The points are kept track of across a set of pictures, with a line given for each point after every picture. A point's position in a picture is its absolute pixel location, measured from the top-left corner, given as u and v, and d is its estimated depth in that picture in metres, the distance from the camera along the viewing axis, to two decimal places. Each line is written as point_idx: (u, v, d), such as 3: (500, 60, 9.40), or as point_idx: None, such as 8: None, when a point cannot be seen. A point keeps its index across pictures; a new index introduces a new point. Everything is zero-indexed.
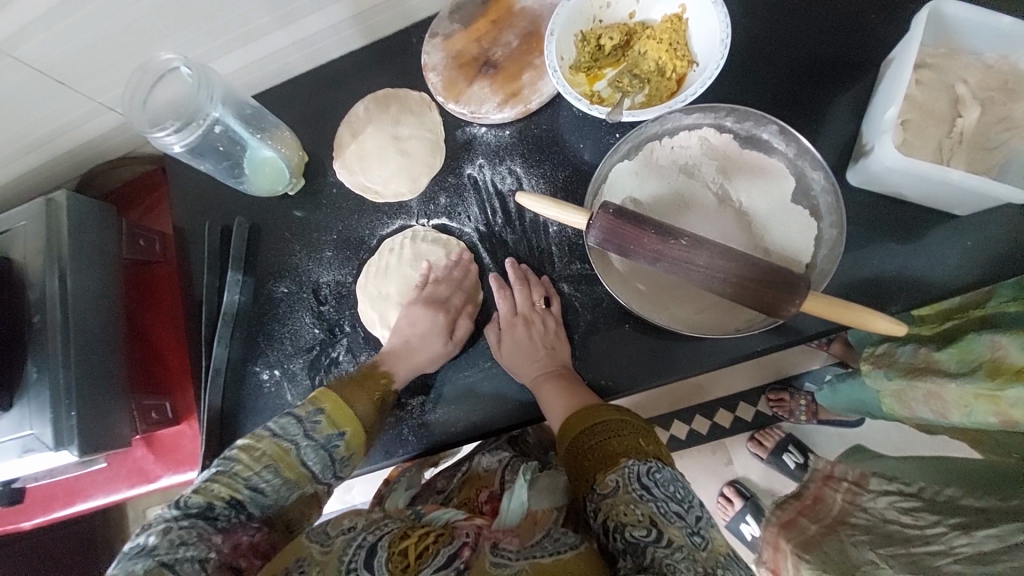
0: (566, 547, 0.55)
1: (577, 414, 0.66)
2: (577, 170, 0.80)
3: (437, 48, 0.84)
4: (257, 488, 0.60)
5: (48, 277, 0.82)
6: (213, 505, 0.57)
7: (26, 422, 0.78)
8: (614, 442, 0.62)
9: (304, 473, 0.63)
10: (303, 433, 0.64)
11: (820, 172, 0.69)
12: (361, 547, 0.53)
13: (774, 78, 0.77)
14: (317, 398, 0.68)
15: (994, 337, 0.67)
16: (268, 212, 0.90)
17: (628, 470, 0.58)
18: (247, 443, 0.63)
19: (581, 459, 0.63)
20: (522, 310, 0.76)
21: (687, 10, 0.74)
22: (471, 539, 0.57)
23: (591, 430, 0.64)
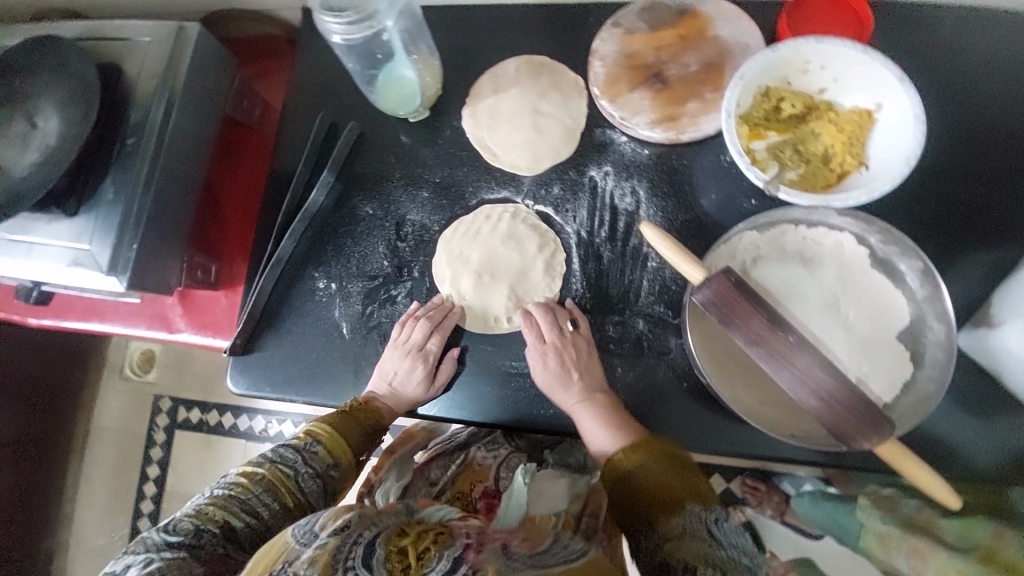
0: (576, 555, 0.58)
1: (628, 451, 0.66)
2: (699, 217, 0.77)
3: (614, 38, 0.81)
4: (252, 510, 0.62)
5: (156, 107, 0.81)
6: (203, 532, 0.58)
7: (87, 235, 0.79)
8: (669, 483, 0.62)
9: (300, 501, 0.65)
10: (300, 463, 0.67)
11: (941, 325, 0.66)
12: (357, 544, 0.52)
13: (925, 212, 0.74)
14: (315, 430, 0.70)
15: (998, 528, 0.68)
16: (381, 126, 0.88)
17: (694, 516, 0.59)
18: (243, 475, 0.64)
19: (628, 499, 0.63)
20: (551, 339, 0.74)
21: (879, 111, 0.71)
22: (471, 541, 0.54)
23: (640, 469, 0.64)
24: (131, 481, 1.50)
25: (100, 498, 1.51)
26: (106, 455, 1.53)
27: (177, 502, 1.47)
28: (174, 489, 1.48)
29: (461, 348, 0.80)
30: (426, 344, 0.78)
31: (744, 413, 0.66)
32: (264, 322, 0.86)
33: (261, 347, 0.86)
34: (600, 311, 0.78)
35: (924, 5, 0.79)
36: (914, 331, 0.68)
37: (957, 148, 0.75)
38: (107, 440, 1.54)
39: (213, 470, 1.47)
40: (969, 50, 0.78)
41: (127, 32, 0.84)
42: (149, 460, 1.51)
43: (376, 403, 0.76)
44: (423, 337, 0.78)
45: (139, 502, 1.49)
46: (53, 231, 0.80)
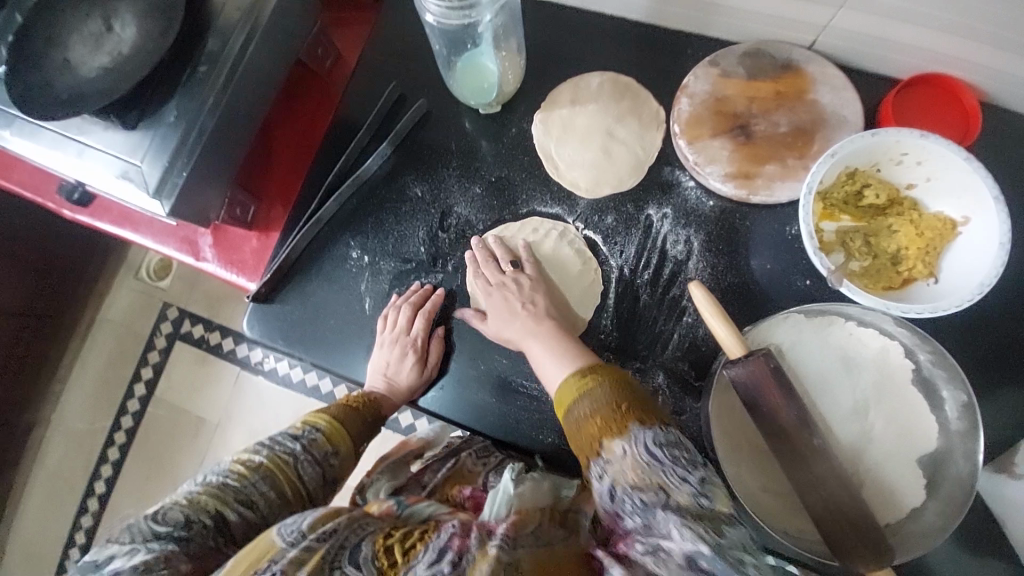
0: (557, 539, 0.60)
1: (565, 386, 0.63)
2: (746, 284, 0.75)
3: (708, 77, 0.77)
4: (247, 499, 0.61)
5: (235, 39, 0.79)
6: (199, 518, 0.59)
7: (141, 153, 0.78)
8: (608, 413, 0.59)
9: (299, 490, 0.65)
10: (300, 450, 0.66)
11: (969, 465, 0.63)
12: (344, 548, 0.55)
13: (982, 337, 0.71)
14: (315, 419, 0.70)
15: None
16: (449, 110, 0.86)
17: (634, 437, 0.57)
18: (239, 463, 0.64)
19: (576, 434, 0.61)
20: (495, 279, 0.78)
21: (965, 224, 0.67)
22: (458, 526, 0.57)
23: (580, 402, 0.61)
24: (124, 377, 1.54)
25: (91, 384, 1.55)
26: (106, 346, 1.57)
27: (163, 408, 1.51)
28: (163, 396, 1.52)
29: (449, 323, 0.82)
30: (412, 328, 0.79)
31: (744, 498, 0.64)
32: (291, 276, 0.86)
33: (282, 300, 0.86)
34: (623, 352, 0.76)
35: None
36: (941, 460, 0.65)
37: None
38: (110, 336, 1.57)
39: (205, 390, 1.50)
40: None
41: None
42: (145, 362, 1.54)
43: (372, 394, 0.76)
44: (409, 322, 0.79)
45: (127, 398, 1.53)
46: (109, 139, 0.79)
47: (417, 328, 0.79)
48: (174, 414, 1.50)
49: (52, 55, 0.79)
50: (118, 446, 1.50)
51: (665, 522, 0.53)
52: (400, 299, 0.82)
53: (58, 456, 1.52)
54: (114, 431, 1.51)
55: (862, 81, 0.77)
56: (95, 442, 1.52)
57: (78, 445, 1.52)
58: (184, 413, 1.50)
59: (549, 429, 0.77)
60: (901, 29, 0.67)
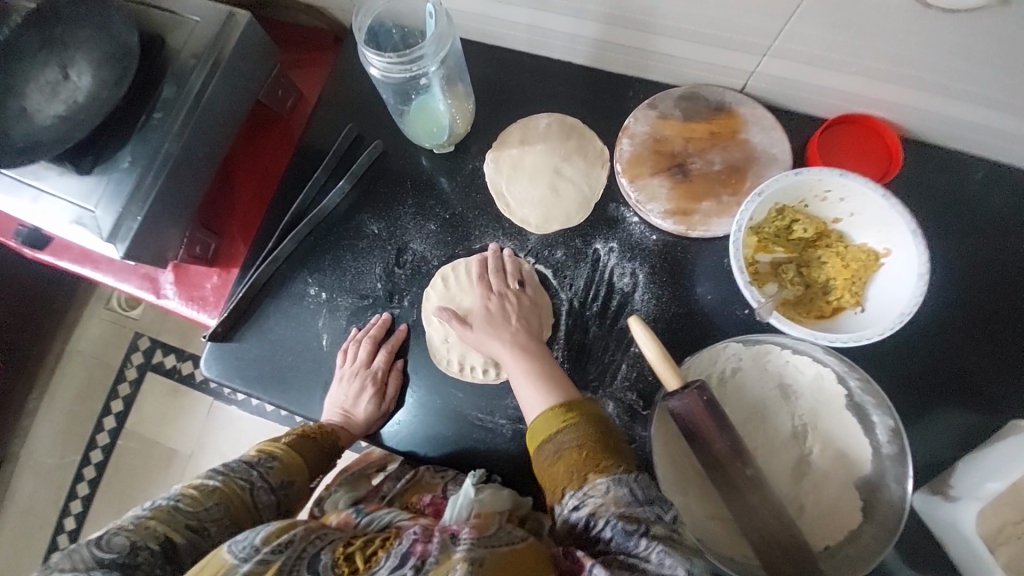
0: (518, 539, 0.58)
1: (548, 415, 0.64)
2: (690, 314, 0.78)
3: (647, 118, 0.81)
4: (198, 524, 0.60)
5: (193, 86, 0.82)
6: (144, 546, 0.56)
7: (95, 198, 0.80)
8: (589, 446, 0.61)
9: (252, 516, 0.64)
10: (256, 477, 0.66)
11: (899, 490, 0.65)
12: (303, 558, 0.55)
13: (909, 360, 0.75)
14: (271, 448, 0.70)
15: None
16: (404, 149, 0.89)
17: (615, 476, 0.59)
18: (192, 487, 0.62)
19: (552, 464, 0.62)
20: (496, 289, 0.80)
21: (888, 256, 0.71)
22: (421, 532, 0.57)
23: (562, 432, 0.62)
24: (92, 410, 1.51)
25: (59, 419, 1.52)
26: (75, 379, 1.53)
27: (132, 441, 1.48)
28: (132, 429, 1.49)
29: (407, 356, 0.83)
30: (373, 361, 0.80)
31: (690, 526, 0.67)
32: (249, 315, 0.87)
33: (241, 338, 0.87)
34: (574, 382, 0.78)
35: (959, 156, 0.79)
36: (873, 482, 0.68)
37: (955, 305, 0.76)
38: (76, 371, 1.54)
39: (173, 423, 1.48)
40: (990, 211, 0.78)
41: (180, 5, 0.84)
42: (113, 395, 1.51)
43: (332, 425, 0.76)
44: (370, 355, 0.80)
45: (95, 433, 1.50)
46: (64, 185, 0.80)
47: (378, 364, 0.80)
48: (142, 447, 1.47)
49: (9, 103, 0.80)
50: (85, 482, 1.47)
51: (645, 548, 0.54)
52: (360, 332, 0.83)
53: (23, 494, 1.48)
54: (81, 467, 1.48)
55: (791, 120, 0.82)
56: (62, 479, 1.48)
57: (44, 482, 1.48)
58: (153, 446, 1.47)
59: (504, 461, 0.78)
60: (818, 76, 0.72)
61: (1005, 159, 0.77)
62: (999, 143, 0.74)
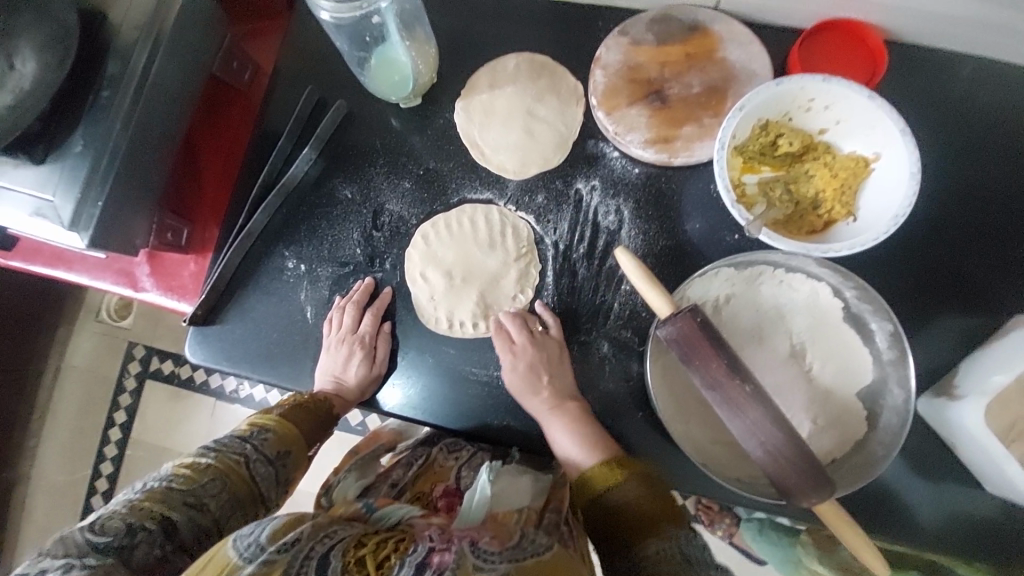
0: (543, 548, 0.57)
1: (601, 469, 0.64)
2: (680, 245, 0.76)
3: (619, 46, 0.77)
4: (197, 501, 0.58)
5: (136, 58, 0.77)
6: (142, 526, 0.54)
7: (52, 186, 0.76)
8: (647, 504, 0.60)
9: (251, 490, 0.63)
10: (251, 450, 0.64)
11: (902, 394, 0.64)
12: (310, 558, 0.52)
13: (906, 268, 0.73)
14: (264, 420, 0.68)
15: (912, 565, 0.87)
16: (369, 108, 0.85)
17: (671, 538, 0.59)
18: (185, 466, 0.60)
19: (607, 519, 0.62)
20: (521, 341, 0.74)
21: (877, 160, 0.68)
22: (437, 540, 0.55)
23: (617, 488, 0.62)
24: (95, 421, 1.50)
25: (63, 436, 1.50)
26: (73, 395, 1.51)
27: (139, 449, 1.47)
28: (137, 437, 1.48)
29: (394, 319, 0.80)
30: (359, 326, 0.78)
31: (695, 452, 0.67)
32: (230, 295, 0.84)
33: (224, 320, 0.84)
34: (567, 326, 0.77)
35: (944, 53, 0.76)
36: (876, 391, 0.67)
37: (952, 209, 0.74)
38: (73, 384, 1.52)
39: (177, 424, 1.47)
40: (981, 106, 0.75)
41: None
42: (116, 405, 1.50)
43: (322, 394, 0.75)
44: (355, 320, 0.78)
45: (101, 443, 1.48)
46: (19, 177, 0.76)
47: (368, 325, 0.78)
48: (150, 452, 1.46)
49: None
50: (99, 494, 1.46)
51: None
52: (344, 299, 0.81)
53: (40, 512, 1.48)
54: (93, 480, 1.47)
55: (767, 33, 0.78)
56: (76, 494, 1.47)
57: (58, 499, 1.47)
58: (161, 451, 1.46)
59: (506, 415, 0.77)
60: None
61: (993, 52, 0.74)
62: (984, 35, 0.71)
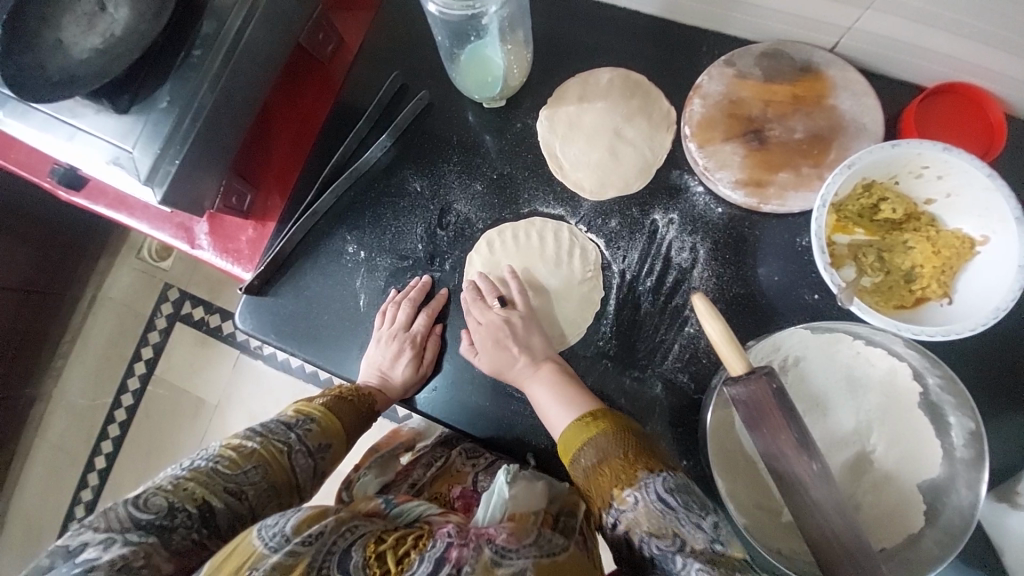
0: (559, 548, 0.55)
1: (574, 427, 0.63)
2: (752, 295, 0.72)
3: (723, 77, 0.73)
4: (236, 489, 0.58)
5: (232, 23, 0.76)
6: (183, 508, 0.55)
7: (132, 138, 0.76)
8: (616, 457, 0.59)
9: (289, 480, 0.62)
10: (294, 441, 0.64)
11: (971, 495, 0.60)
12: (332, 553, 0.51)
13: (994, 361, 0.68)
14: (308, 410, 0.68)
15: None
16: (451, 101, 0.83)
17: (645, 486, 0.56)
18: (230, 448, 0.60)
19: (584, 479, 0.60)
20: (486, 319, 0.74)
21: (985, 244, 0.64)
22: (456, 533, 0.53)
23: (591, 443, 0.61)
24: (124, 354, 1.53)
25: (92, 362, 1.54)
26: (108, 325, 1.55)
27: (163, 388, 1.51)
28: (162, 376, 1.51)
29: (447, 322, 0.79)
30: (412, 325, 0.78)
31: (740, 516, 0.64)
32: (286, 269, 0.84)
33: (276, 292, 0.84)
34: (620, 359, 0.74)
35: None
36: (940, 486, 0.63)
37: None
38: (108, 314, 1.56)
39: (201, 371, 1.50)
40: None
41: None
42: (146, 342, 1.53)
43: (367, 387, 0.75)
44: (408, 318, 0.78)
45: (128, 377, 1.53)
46: (100, 123, 0.77)
47: (420, 327, 0.77)
48: (172, 394, 1.50)
49: (41, 32, 0.75)
50: (118, 425, 1.50)
51: (683, 567, 0.51)
52: (400, 295, 0.80)
53: (59, 431, 1.53)
54: (114, 410, 1.51)
55: (885, 87, 0.73)
56: (95, 420, 1.51)
57: (78, 421, 1.52)
58: (183, 393, 1.49)
59: (543, 436, 0.75)
60: (928, 36, 0.63)
61: None
62: None
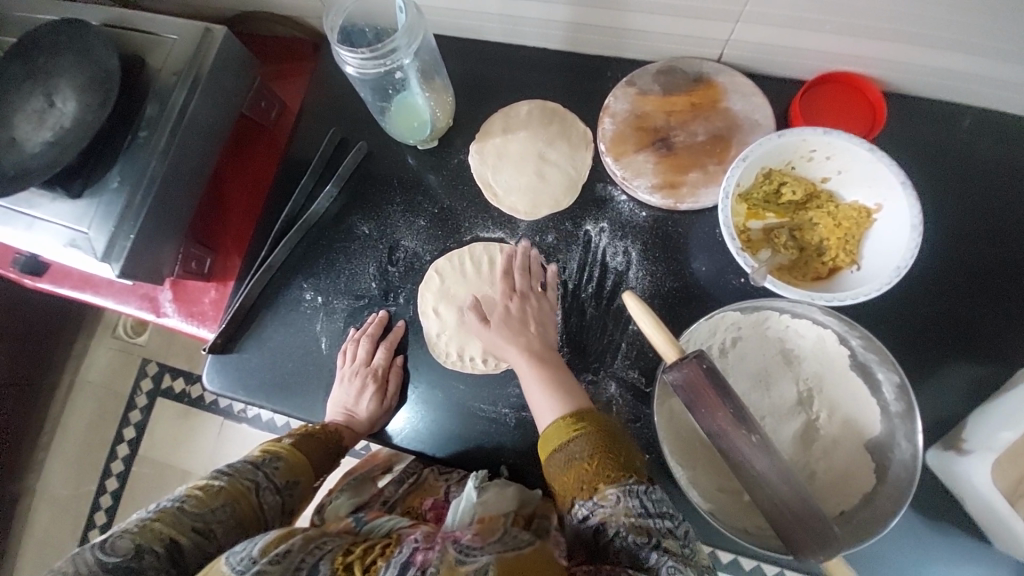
0: (525, 544, 0.55)
1: (559, 425, 0.63)
2: (686, 288, 0.77)
3: (627, 97, 0.81)
4: (204, 527, 0.59)
5: (172, 103, 0.82)
6: (152, 548, 0.55)
7: (87, 220, 0.80)
8: (600, 456, 0.59)
9: (257, 516, 0.63)
10: (262, 478, 0.65)
11: (909, 445, 0.63)
12: (302, 569, 0.53)
13: (914, 317, 0.73)
14: (275, 449, 0.70)
15: None
16: (387, 149, 0.89)
17: (628, 487, 0.56)
18: (197, 488, 0.61)
19: (562, 472, 0.60)
20: (519, 288, 0.78)
21: (879, 211, 0.70)
22: (422, 541, 0.56)
23: (574, 441, 0.61)
24: (105, 437, 1.52)
25: (73, 451, 1.52)
26: (87, 410, 1.54)
27: (146, 466, 1.48)
28: (145, 454, 1.49)
29: (407, 353, 0.83)
30: (372, 360, 0.81)
31: (699, 498, 0.67)
32: (248, 325, 0.87)
33: (241, 349, 0.87)
34: (575, 365, 0.78)
35: (950, 105, 0.77)
36: (882, 440, 0.67)
37: (959, 258, 0.73)
38: (86, 399, 1.55)
39: (184, 443, 1.48)
40: (986, 156, 0.75)
41: (158, 28, 0.85)
42: (127, 421, 1.52)
43: (334, 424, 0.77)
44: (369, 354, 0.81)
45: (111, 459, 1.50)
46: (56, 210, 0.81)
47: (378, 359, 0.80)
48: (157, 471, 1.47)
49: None
50: (103, 511, 1.46)
51: (656, 563, 0.52)
52: (359, 331, 0.83)
53: (43, 527, 1.48)
54: (99, 496, 1.48)
55: (772, 86, 0.81)
56: (80, 510, 1.48)
57: (62, 513, 1.48)
58: (167, 469, 1.47)
59: (510, 451, 0.77)
60: (790, 39, 0.72)
61: (999, 105, 0.75)
62: (989, 90, 0.72)
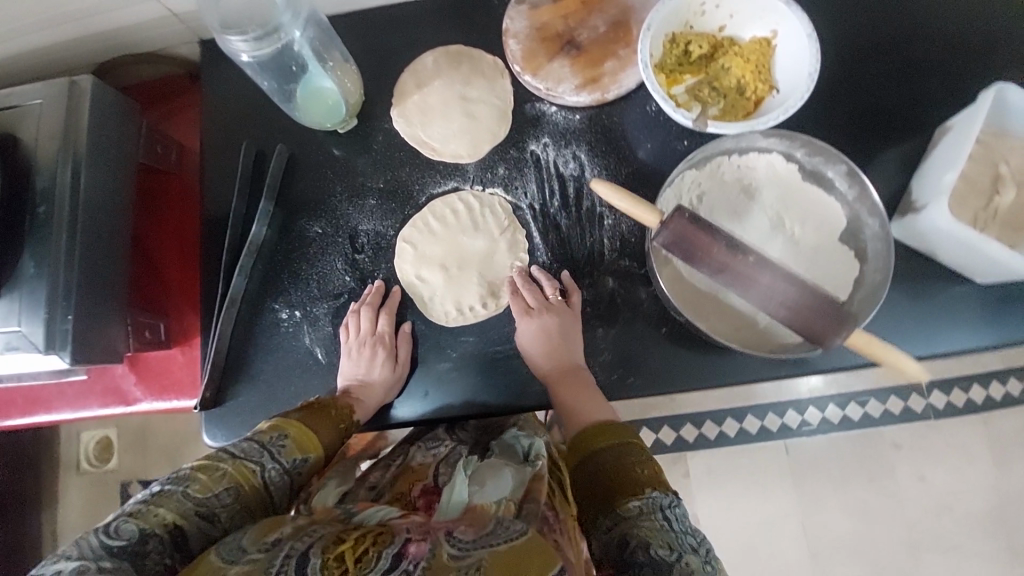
0: (516, 534, 0.53)
1: (587, 433, 0.69)
2: (640, 169, 0.81)
3: (522, 15, 0.82)
4: (208, 512, 0.59)
5: (61, 166, 0.75)
6: (153, 532, 0.56)
7: (14, 316, 0.72)
8: (629, 469, 0.65)
9: (262, 499, 0.63)
10: (267, 460, 0.64)
11: (877, 219, 0.71)
12: (290, 557, 0.50)
13: (836, 121, 0.80)
14: (283, 424, 0.68)
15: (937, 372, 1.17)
16: (308, 144, 0.85)
17: (653, 500, 0.62)
18: (201, 470, 0.61)
19: (590, 479, 0.66)
20: (537, 304, 0.77)
21: (776, 36, 0.76)
22: (415, 529, 0.53)
23: (603, 451, 0.67)
24: None
25: None
26: None
27: None
28: None
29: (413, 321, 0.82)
30: (377, 328, 0.79)
31: (723, 338, 0.71)
32: (234, 368, 0.82)
33: (236, 394, 0.81)
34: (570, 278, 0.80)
35: None
36: (852, 228, 0.74)
37: (854, 58, 0.81)
38: None
39: None
40: None
41: (14, 98, 0.77)
42: None
43: (346, 398, 0.76)
44: (373, 323, 0.79)
45: None
46: None
47: (387, 323, 0.80)
48: None
49: None
50: None
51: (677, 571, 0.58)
52: (359, 304, 0.82)
53: None
54: None
55: None
56: None
57: None
58: None
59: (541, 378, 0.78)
60: None
61: None
62: None
